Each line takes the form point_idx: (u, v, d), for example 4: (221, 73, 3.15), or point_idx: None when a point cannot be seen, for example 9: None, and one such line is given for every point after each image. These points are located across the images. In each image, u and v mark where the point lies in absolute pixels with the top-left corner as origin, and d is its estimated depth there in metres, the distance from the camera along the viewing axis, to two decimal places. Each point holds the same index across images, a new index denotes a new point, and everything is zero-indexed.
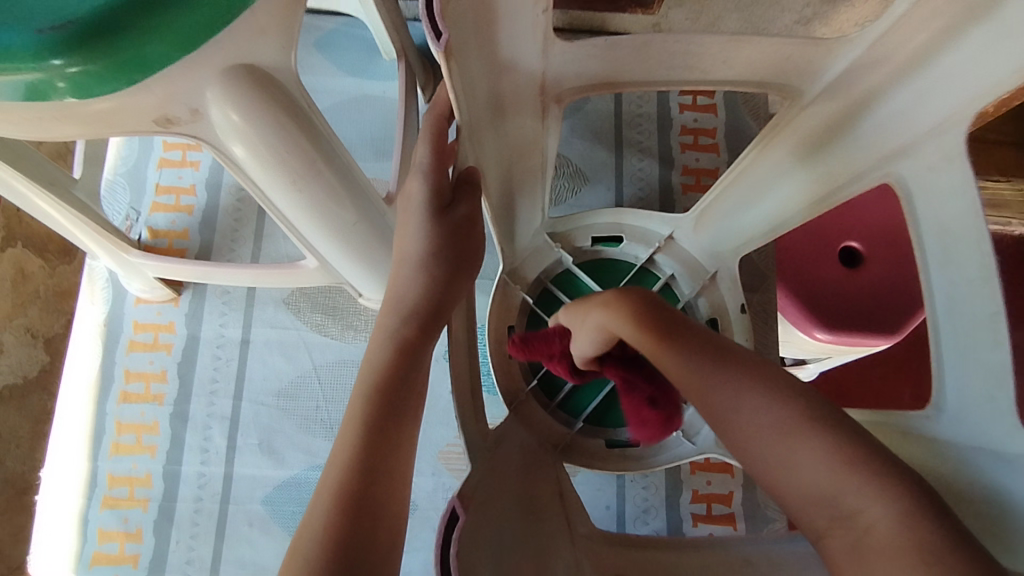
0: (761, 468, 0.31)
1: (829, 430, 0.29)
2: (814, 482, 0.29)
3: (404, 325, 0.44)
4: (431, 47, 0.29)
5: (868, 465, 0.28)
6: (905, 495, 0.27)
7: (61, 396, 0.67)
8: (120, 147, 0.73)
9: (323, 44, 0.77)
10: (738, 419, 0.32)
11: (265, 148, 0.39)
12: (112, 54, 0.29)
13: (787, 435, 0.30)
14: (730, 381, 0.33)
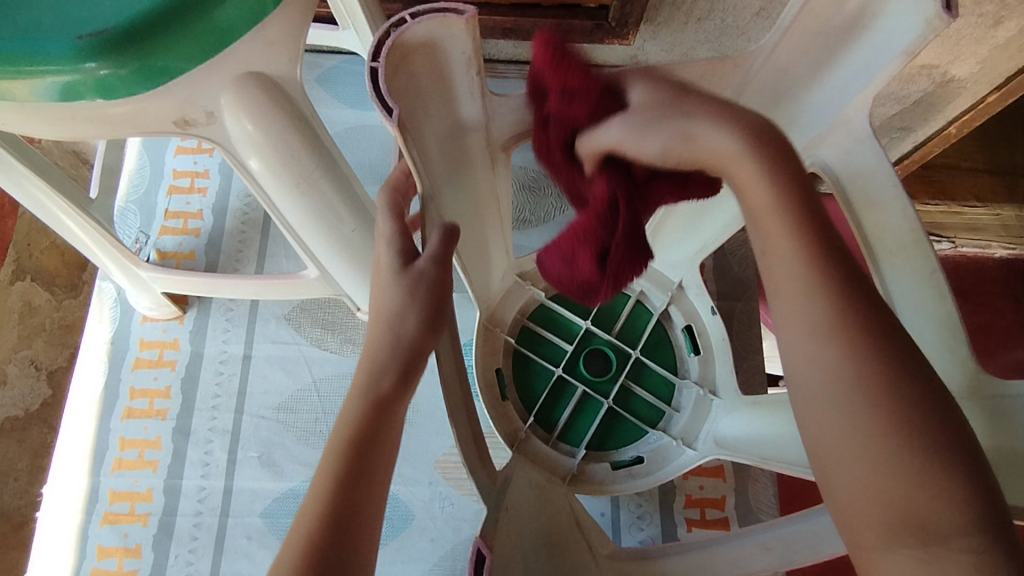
0: (833, 454, 0.28)
1: (934, 436, 0.27)
2: (897, 491, 0.27)
3: (412, 318, 0.38)
4: (383, 120, 0.32)
5: (963, 482, 0.26)
6: (989, 522, 0.26)
7: (68, 411, 0.69)
8: (132, 178, 0.77)
9: (325, 81, 0.83)
10: (836, 410, 0.28)
11: (269, 151, 0.42)
12: (134, 59, 0.35)
13: (891, 434, 0.27)
14: (835, 368, 0.28)
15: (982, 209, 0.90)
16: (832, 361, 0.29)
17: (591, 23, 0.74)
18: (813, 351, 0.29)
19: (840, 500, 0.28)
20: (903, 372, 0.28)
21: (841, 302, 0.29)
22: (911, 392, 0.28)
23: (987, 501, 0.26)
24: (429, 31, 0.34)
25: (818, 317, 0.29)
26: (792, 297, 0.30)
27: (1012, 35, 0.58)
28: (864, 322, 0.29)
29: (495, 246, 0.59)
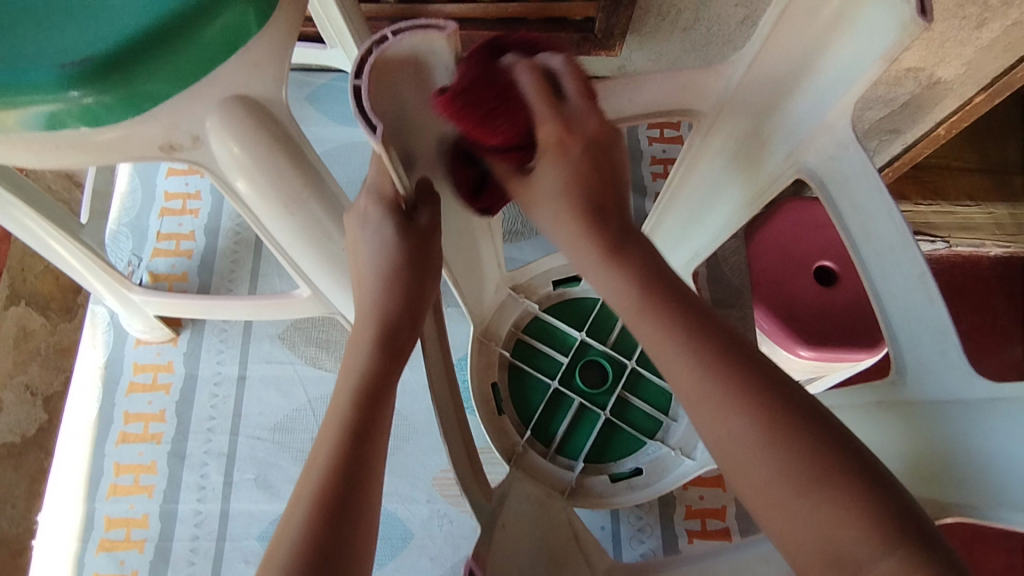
0: (759, 510, 0.29)
1: (836, 470, 0.27)
2: (819, 533, 0.27)
3: (389, 341, 0.39)
4: (369, 137, 0.31)
5: (879, 509, 0.26)
6: (905, 544, 0.25)
7: (62, 437, 0.69)
8: (123, 202, 0.77)
9: (316, 99, 0.83)
10: (736, 458, 0.29)
11: (258, 174, 0.42)
12: (117, 86, 0.36)
13: (794, 480, 0.27)
14: (718, 411, 0.29)
15: (975, 207, 0.88)
16: (732, 419, 0.29)
17: (577, 36, 0.75)
18: (713, 414, 0.30)
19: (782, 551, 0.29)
20: (792, 415, 0.28)
21: (724, 360, 0.30)
22: (804, 431, 0.28)
23: (905, 520, 0.26)
24: (415, 46, 0.33)
25: (709, 383, 0.30)
26: (679, 365, 0.31)
27: (996, 36, 0.59)
28: (731, 364, 0.30)
29: (487, 260, 0.58)
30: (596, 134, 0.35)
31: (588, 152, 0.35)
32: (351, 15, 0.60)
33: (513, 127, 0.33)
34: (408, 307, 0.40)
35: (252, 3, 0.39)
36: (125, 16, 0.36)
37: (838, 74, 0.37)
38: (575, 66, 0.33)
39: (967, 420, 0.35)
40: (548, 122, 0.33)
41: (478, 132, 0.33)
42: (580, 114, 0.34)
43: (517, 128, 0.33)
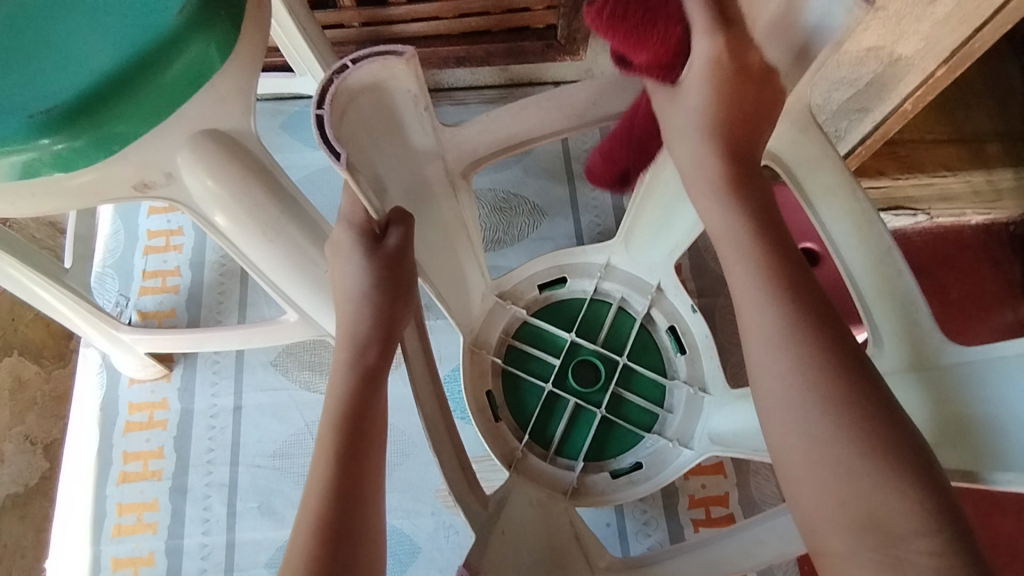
0: (799, 468, 0.30)
1: (893, 446, 0.29)
2: (859, 499, 0.28)
3: (360, 358, 0.40)
4: (334, 164, 0.32)
5: (925, 487, 0.28)
6: (943, 521, 0.27)
7: (63, 482, 0.69)
8: (106, 243, 0.78)
9: (290, 126, 0.84)
10: (806, 413, 0.30)
11: (233, 204, 0.43)
12: (86, 130, 0.37)
13: (850, 447, 0.29)
14: (799, 366, 0.31)
15: (952, 177, 0.89)
16: (797, 383, 0.30)
17: (542, 44, 0.76)
18: (778, 374, 0.31)
19: (807, 510, 0.30)
20: (863, 390, 0.30)
21: (809, 323, 0.31)
22: (868, 405, 0.29)
23: (946, 501, 0.28)
24: (373, 74, 0.34)
25: (786, 347, 0.31)
26: (757, 316, 0.32)
27: (950, 10, 0.60)
28: (817, 331, 0.31)
29: (470, 271, 0.59)
30: (755, 66, 0.35)
31: (729, 73, 0.34)
32: (314, 40, 0.63)
33: (668, 37, 0.35)
34: (378, 324, 0.41)
35: (213, 38, 0.39)
36: (89, 61, 0.37)
37: None
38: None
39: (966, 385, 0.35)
40: (708, 32, 0.34)
41: (627, 44, 0.35)
42: (747, 33, 0.34)
43: (669, 39, 0.35)
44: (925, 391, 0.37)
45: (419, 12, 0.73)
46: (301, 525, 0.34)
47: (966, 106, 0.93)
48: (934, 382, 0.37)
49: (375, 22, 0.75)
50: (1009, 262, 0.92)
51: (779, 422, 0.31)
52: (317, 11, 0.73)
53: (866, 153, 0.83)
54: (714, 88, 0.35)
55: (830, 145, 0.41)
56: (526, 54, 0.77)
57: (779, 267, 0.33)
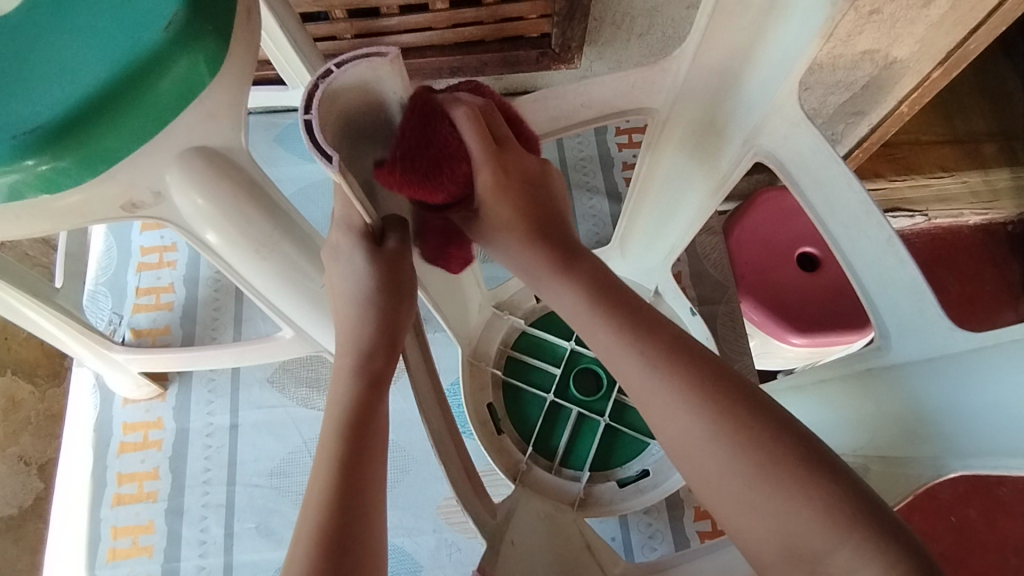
0: (721, 508, 0.30)
1: (788, 458, 0.28)
2: (776, 525, 0.28)
3: (362, 370, 0.39)
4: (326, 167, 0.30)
5: (832, 492, 0.27)
6: (858, 525, 0.26)
7: (57, 506, 0.68)
8: (99, 261, 0.77)
9: (284, 139, 0.83)
10: (695, 453, 0.30)
11: (225, 222, 0.42)
12: (72, 148, 0.36)
13: (749, 472, 0.29)
14: (677, 404, 0.31)
15: (949, 179, 0.89)
16: (682, 414, 0.31)
17: (536, 53, 0.76)
18: (665, 417, 0.31)
19: (745, 548, 0.30)
20: (740, 408, 0.30)
21: (669, 359, 0.32)
22: (749, 421, 0.29)
23: (859, 501, 0.27)
24: (359, 76, 0.33)
25: (667, 385, 0.31)
26: (627, 365, 0.33)
27: (945, 12, 0.60)
28: (680, 361, 0.32)
29: (468, 282, 0.58)
30: (531, 172, 0.37)
31: (522, 191, 0.37)
32: (305, 50, 0.62)
33: (457, 180, 0.35)
34: (379, 333, 0.40)
35: (201, 53, 0.39)
36: (75, 79, 0.37)
37: (782, 58, 0.38)
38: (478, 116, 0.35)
39: (964, 374, 0.34)
40: (485, 168, 0.35)
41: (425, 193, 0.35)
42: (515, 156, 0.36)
43: (458, 179, 0.35)
44: (931, 379, 0.36)
45: (412, 23, 0.73)
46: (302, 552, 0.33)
47: (962, 107, 0.92)
48: (945, 368, 0.35)
49: (368, 34, 0.74)
50: (1008, 262, 0.92)
51: (683, 466, 0.31)
52: (309, 23, 0.72)
53: (863, 156, 0.83)
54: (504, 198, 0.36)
55: (822, 137, 0.41)
56: (520, 63, 0.77)
57: (630, 318, 0.34)
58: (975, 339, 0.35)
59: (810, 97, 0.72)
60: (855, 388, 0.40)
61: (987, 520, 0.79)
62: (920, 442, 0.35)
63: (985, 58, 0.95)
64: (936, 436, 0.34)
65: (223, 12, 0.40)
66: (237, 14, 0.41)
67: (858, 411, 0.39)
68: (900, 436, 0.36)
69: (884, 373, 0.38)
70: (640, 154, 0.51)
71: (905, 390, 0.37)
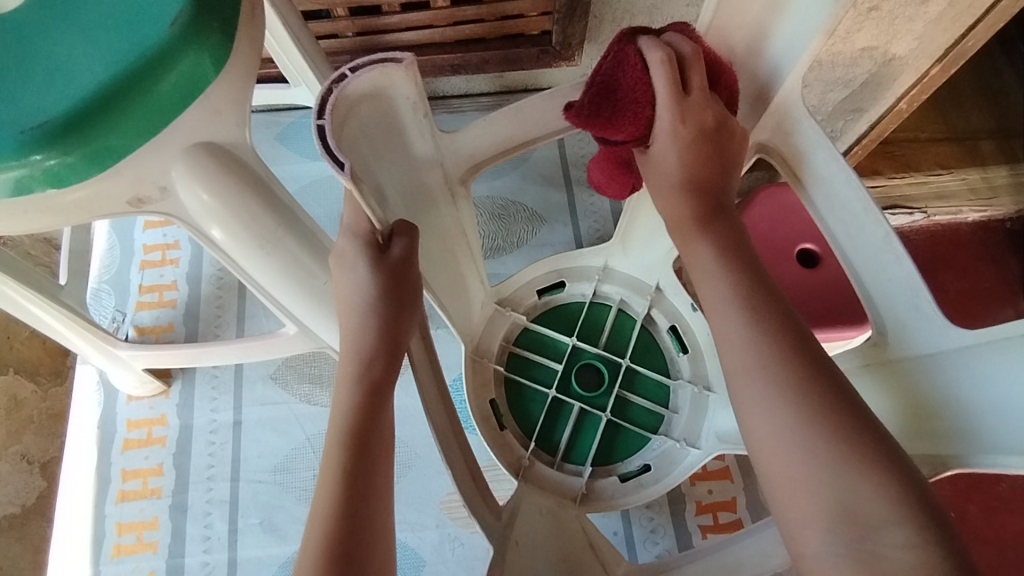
0: (776, 465, 0.31)
1: (866, 438, 0.29)
2: (833, 490, 0.29)
3: (361, 366, 0.39)
4: (337, 174, 0.30)
5: (900, 478, 0.28)
6: (919, 513, 0.27)
7: (61, 502, 0.68)
8: (101, 260, 0.77)
9: (286, 137, 0.84)
10: (773, 409, 0.31)
11: (230, 218, 0.42)
12: (79, 144, 0.36)
13: (823, 438, 0.29)
14: (766, 367, 0.32)
15: (948, 176, 0.89)
16: (769, 378, 0.31)
17: (536, 50, 0.76)
18: (744, 376, 0.32)
19: (787, 509, 0.30)
20: (828, 386, 0.31)
21: (774, 330, 0.33)
22: (838, 396, 0.30)
23: (919, 492, 0.28)
24: (372, 81, 0.33)
25: (759, 350, 0.32)
26: (730, 321, 0.34)
27: (943, 9, 0.60)
28: (787, 336, 0.33)
29: (471, 279, 0.58)
30: (713, 122, 0.37)
31: (699, 143, 0.37)
32: (308, 48, 0.62)
33: (638, 121, 0.36)
34: (382, 335, 0.40)
35: (205, 50, 0.39)
36: (82, 75, 0.37)
37: (783, 55, 0.38)
38: (671, 56, 0.35)
39: (963, 371, 0.34)
40: (666, 114, 0.36)
41: (606, 132, 0.37)
42: (697, 105, 0.36)
43: (640, 120, 0.36)
44: (929, 375, 0.36)
45: (413, 21, 0.73)
46: (310, 544, 0.34)
47: (960, 105, 0.93)
48: (942, 364, 0.36)
49: (369, 32, 0.75)
50: (1007, 258, 0.92)
51: (750, 423, 0.32)
52: (311, 22, 0.73)
53: (862, 153, 0.83)
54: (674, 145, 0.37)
55: (822, 132, 0.41)
56: (521, 61, 0.77)
57: (739, 287, 0.35)
58: (972, 334, 0.35)
59: (809, 94, 0.72)
60: (865, 378, 0.40)
61: (985, 516, 0.79)
62: (924, 436, 0.36)
63: (982, 56, 0.96)
64: (940, 432, 0.35)
65: (227, 10, 0.40)
66: (241, 12, 0.42)
67: (869, 402, 0.40)
68: (907, 430, 0.37)
69: (889, 366, 0.39)
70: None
71: (908, 385, 0.37)
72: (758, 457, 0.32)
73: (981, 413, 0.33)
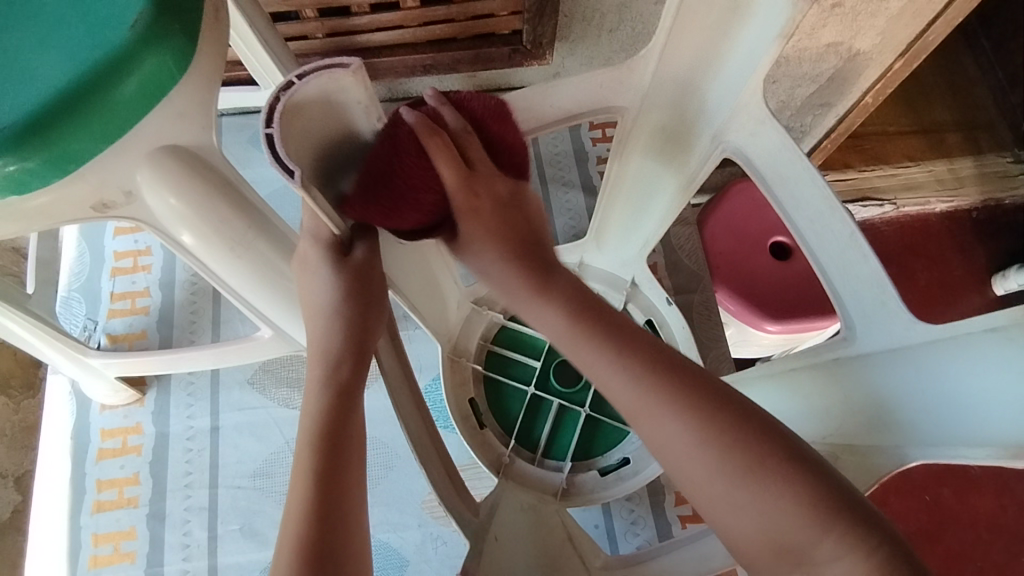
0: (708, 504, 0.31)
1: (768, 457, 0.30)
2: (761, 520, 0.30)
3: (337, 369, 0.40)
4: (287, 181, 0.31)
5: (813, 489, 0.29)
6: (838, 518, 0.28)
7: (36, 514, 0.67)
8: (71, 267, 0.76)
9: (258, 139, 0.83)
10: (682, 463, 0.32)
11: (199, 222, 0.42)
12: (40, 149, 0.36)
13: (733, 475, 0.30)
14: (666, 416, 0.32)
15: (916, 168, 0.92)
16: (677, 426, 0.32)
17: (507, 49, 0.77)
18: (650, 420, 0.33)
19: (732, 542, 0.31)
20: (725, 416, 0.31)
21: (659, 377, 0.33)
22: (730, 422, 0.31)
23: (836, 500, 0.29)
24: (321, 88, 0.33)
25: (653, 392, 0.33)
26: (614, 380, 0.34)
27: (904, 5, 0.61)
28: (672, 378, 0.33)
29: (447, 279, 0.58)
30: (502, 190, 0.40)
31: (489, 210, 0.39)
32: (276, 51, 0.63)
33: (422, 207, 0.38)
34: (351, 337, 0.41)
35: (169, 50, 0.39)
36: (43, 80, 0.37)
37: (743, 53, 0.39)
38: (449, 143, 0.36)
39: (929, 364, 0.36)
40: (459, 192, 0.37)
41: (393, 221, 0.38)
42: (485, 176, 0.39)
43: (425, 206, 0.38)
44: (894, 370, 0.37)
45: (384, 21, 0.73)
46: (285, 546, 0.34)
47: (927, 98, 0.95)
48: (910, 360, 0.37)
49: (340, 33, 0.74)
50: (975, 247, 0.94)
51: (675, 475, 0.33)
52: (280, 23, 0.73)
53: (832, 147, 0.85)
54: (476, 218, 0.39)
55: (787, 137, 0.42)
56: (493, 60, 0.78)
57: (622, 331, 0.35)
58: (933, 330, 0.36)
59: (777, 90, 0.74)
60: (823, 377, 0.40)
61: (958, 497, 0.82)
62: (888, 432, 0.36)
63: (947, 50, 0.98)
64: (900, 424, 0.36)
65: (190, 13, 0.40)
66: (204, 14, 0.41)
67: (826, 399, 0.40)
68: (868, 426, 0.37)
69: (851, 363, 0.39)
70: (610, 154, 0.50)
71: (871, 382, 0.38)
72: (690, 496, 0.33)
73: (945, 408, 0.35)
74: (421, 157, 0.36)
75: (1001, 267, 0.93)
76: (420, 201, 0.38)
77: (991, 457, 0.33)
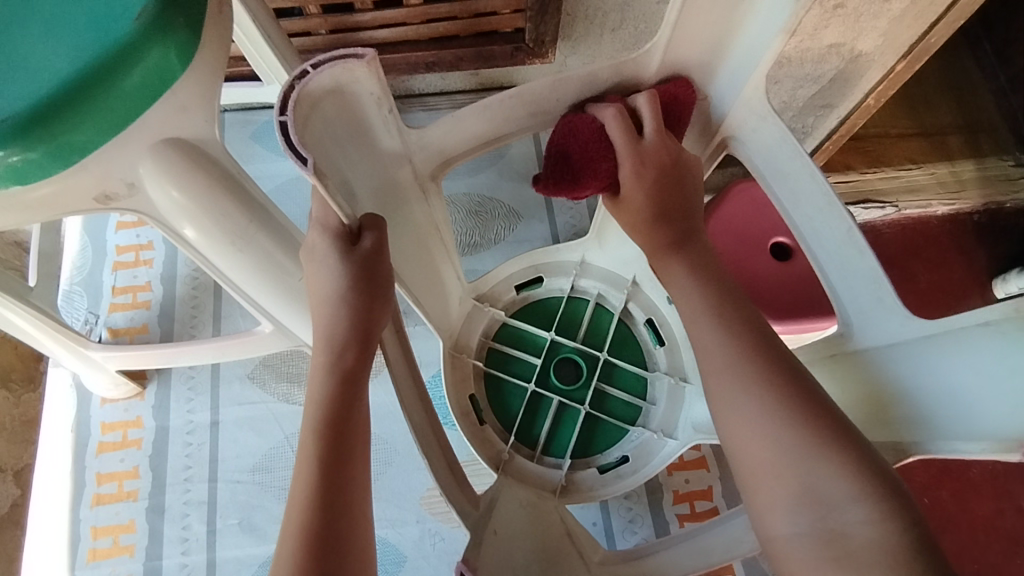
0: (750, 460, 0.34)
1: (824, 428, 0.33)
2: (795, 481, 0.32)
3: (338, 362, 0.40)
4: (301, 170, 0.31)
5: (869, 482, 0.31)
6: (885, 507, 0.30)
7: (36, 506, 0.67)
8: (73, 261, 0.76)
9: (260, 136, 0.83)
10: (744, 433, 0.35)
11: (203, 216, 0.42)
12: (43, 140, 0.36)
13: (791, 449, 0.33)
14: (742, 388, 0.35)
15: (917, 170, 0.92)
16: (750, 398, 0.35)
17: (510, 47, 0.77)
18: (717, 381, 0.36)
19: (761, 510, 0.34)
20: (808, 401, 0.34)
21: (755, 363, 0.36)
22: (802, 393, 0.34)
23: (877, 471, 0.31)
24: (335, 78, 0.34)
25: (731, 356, 0.36)
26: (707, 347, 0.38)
27: (906, 7, 0.61)
28: (776, 364, 0.36)
29: (448, 275, 0.58)
30: (668, 160, 0.41)
31: (654, 177, 0.41)
32: (279, 46, 0.63)
33: (601, 174, 0.43)
34: (358, 326, 0.41)
35: (173, 44, 0.39)
36: (48, 69, 0.37)
37: (745, 52, 0.39)
38: (623, 113, 0.40)
39: (918, 362, 0.36)
40: (626, 163, 0.40)
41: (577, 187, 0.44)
42: (654, 144, 0.40)
43: (601, 174, 0.43)
44: (891, 364, 0.37)
45: (386, 18, 0.73)
46: (288, 536, 0.34)
47: (928, 101, 0.95)
48: (905, 355, 0.37)
49: (342, 30, 0.75)
50: (975, 249, 0.94)
51: (735, 446, 0.35)
52: (283, 20, 0.73)
53: (833, 148, 0.85)
54: (638, 186, 0.41)
55: (787, 131, 0.42)
56: (495, 58, 0.78)
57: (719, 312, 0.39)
58: (928, 327, 0.36)
59: (779, 90, 0.74)
60: (828, 370, 0.41)
61: (956, 498, 0.81)
62: (888, 428, 0.37)
63: (948, 52, 0.98)
64: (897, 421, 0.36)
65: (194, 6, 0.40)
66: (208, 9, 0.42)
67: (831, 395, 0.40)
68: (867, 421, 0.38)
69: (852, 358, 0.39)
70: None
71: (871, 376, 0.38)
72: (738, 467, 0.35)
73: (938, 402, 0.35)
74: (600, 133, 0.41)
75: (1000, 271, 0.93)
76: (603, 169, 0.42)
77: (985, 451, 0.33)
